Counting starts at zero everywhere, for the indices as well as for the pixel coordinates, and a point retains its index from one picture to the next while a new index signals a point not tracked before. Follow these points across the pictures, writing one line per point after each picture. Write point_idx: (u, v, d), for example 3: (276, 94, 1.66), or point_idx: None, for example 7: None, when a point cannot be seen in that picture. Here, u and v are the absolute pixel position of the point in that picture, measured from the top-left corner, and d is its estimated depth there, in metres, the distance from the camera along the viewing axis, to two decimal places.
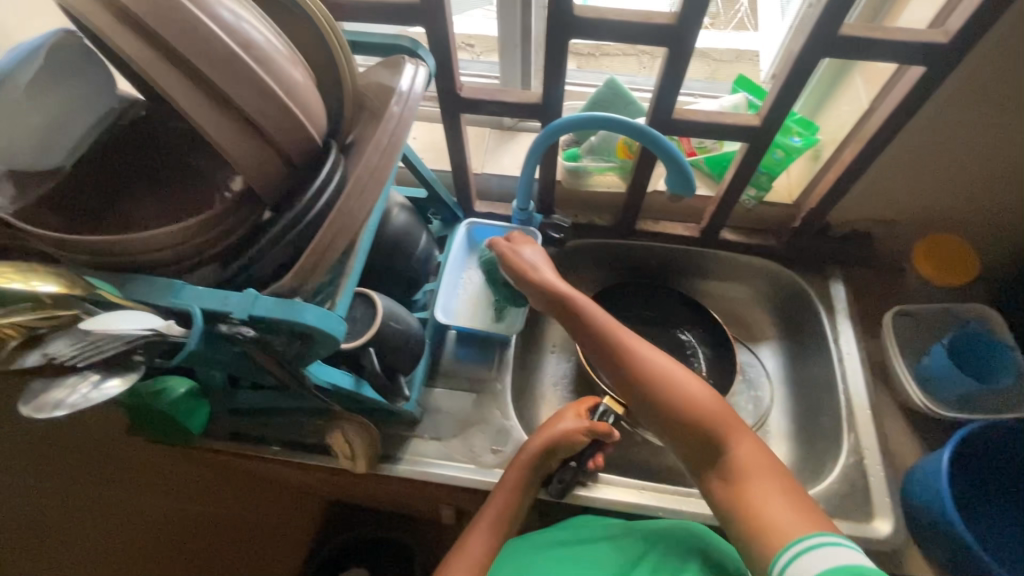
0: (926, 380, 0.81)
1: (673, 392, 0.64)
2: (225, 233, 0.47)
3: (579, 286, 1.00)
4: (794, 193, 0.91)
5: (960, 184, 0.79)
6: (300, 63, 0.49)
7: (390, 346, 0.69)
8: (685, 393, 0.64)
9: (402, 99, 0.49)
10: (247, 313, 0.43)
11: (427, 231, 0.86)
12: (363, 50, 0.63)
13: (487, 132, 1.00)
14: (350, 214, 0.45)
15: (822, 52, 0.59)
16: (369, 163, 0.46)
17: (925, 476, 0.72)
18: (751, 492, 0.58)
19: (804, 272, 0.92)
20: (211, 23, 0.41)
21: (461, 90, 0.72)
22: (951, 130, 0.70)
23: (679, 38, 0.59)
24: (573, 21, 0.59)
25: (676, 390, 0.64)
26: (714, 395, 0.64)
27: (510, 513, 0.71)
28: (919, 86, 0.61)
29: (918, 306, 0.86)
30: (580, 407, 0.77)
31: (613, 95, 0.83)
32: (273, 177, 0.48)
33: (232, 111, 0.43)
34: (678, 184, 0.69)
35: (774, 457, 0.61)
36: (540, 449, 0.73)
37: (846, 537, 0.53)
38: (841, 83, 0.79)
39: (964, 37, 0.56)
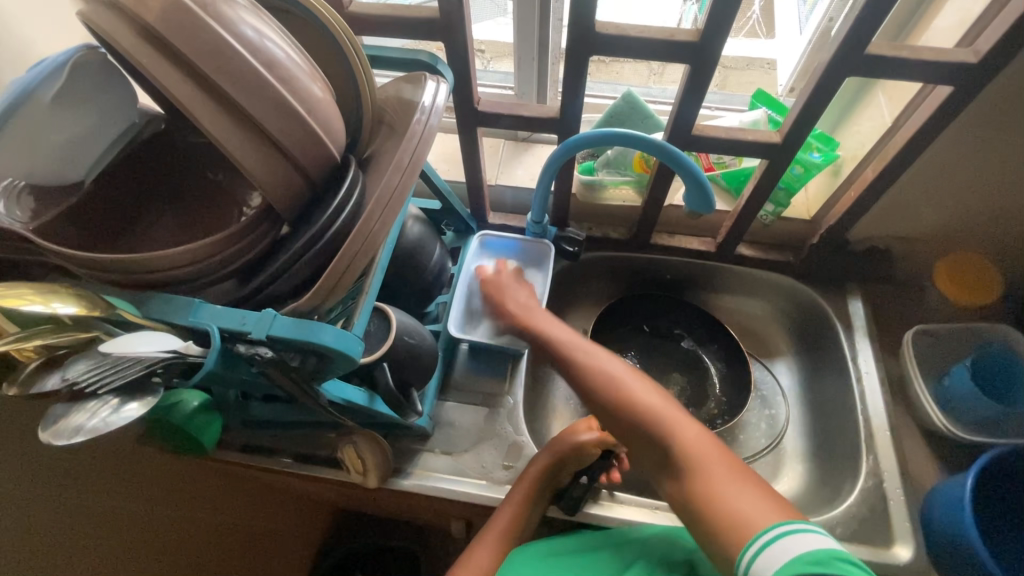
0: (948, 402, 0.79)
1: (622, 402, 0.59)
2: (244, 251, 0.47)
3: (592, 299, 0.99)
4: (813, 209, 0.89)
5: (985, 203, 0.77)
6: (321, 80, 0.49)
7: (403, 361, 0.68)
8: (644, 402, 0.59)
9: (425, 114, 0.47)
10: (265, 333, 0.42)
11: (441, 243, 0.86)
12: (382, 65, 0.63)
13: (501, 143, 0.99)
14: (370, 235, 0.45)
15: (847, 70, 0.58)
16: (390, 183, 0.45)
17: (947, 501, 0.70)
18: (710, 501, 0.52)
19: (822, 289, 0.90)
20: (235, 42, 0.41)
21: (477, 104, 0.72)
22: (977, 149, 0.69)
23: (702, 56, 0.59)
24: (593, 37, 0.59)
25: (630, 399, 0.59)
26: (667, 399, 0.59)
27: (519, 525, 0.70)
28: (946, 105, 0.60)
29: (939, 326, 0.84)
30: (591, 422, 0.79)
31: (630, 109, 0.82)
32: (293, 195, 0.48)
33: (254, 130, 0.43)
34: (698, 202, 0.68)
35: (736, 458, 0.55)
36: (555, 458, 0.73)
37: (812, 522, 0.48)
38: (863, 98, 0.78)
39: (995, 57, 0.55)
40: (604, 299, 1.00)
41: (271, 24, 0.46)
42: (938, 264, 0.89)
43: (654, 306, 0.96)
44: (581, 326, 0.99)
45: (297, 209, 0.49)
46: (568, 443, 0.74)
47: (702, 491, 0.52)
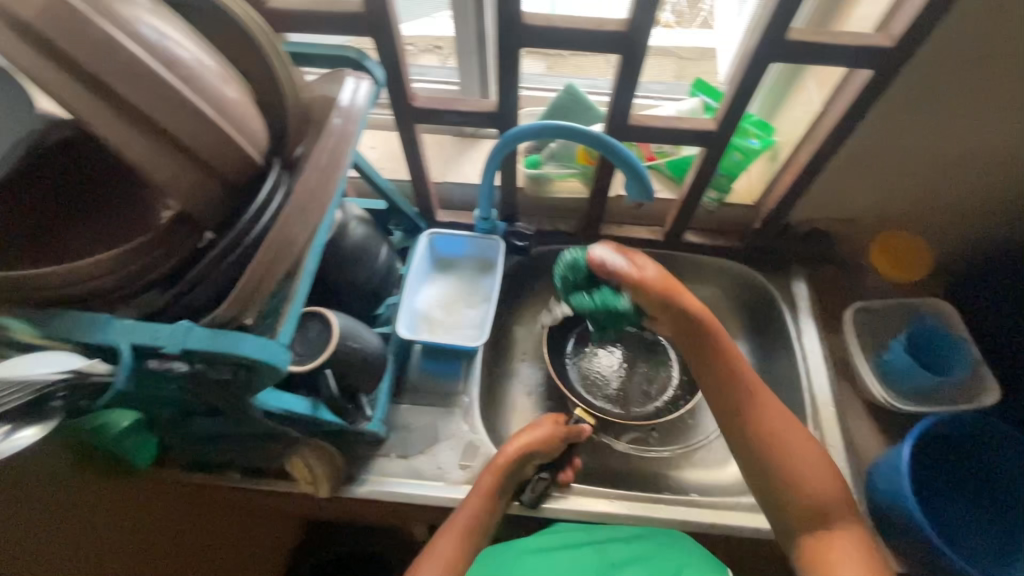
0: (887, 375, 0.82)
1: (789, 467, 0.64)
2: (159, 262, 0.45)
3: (546, 293, 0.99)
4: (755, 194, 0.91)
5: (913, 182, 0.80)
6: (235, 80, 0.47)
7: (348, 366, 0.67)
8: (802, 473, 0.64)
9: (343, 111, 0.48)
10: (180, 346, 0.41)
11: (387, 243, 0.84)
12: (307, 62, 0.61)
13: (448, 139, 0.98)
14: (289, 237, 0.43)
15: (772, 57, 0.59)
16: (307, 184, 0.44)
17: (887, 470, 0.73)
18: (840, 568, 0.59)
19: (767, 272, 0.92)
20: (129, 41, 0.39)
21: (414, 100, 0.71)
22: (901, 131, 0.72)
23: (631, 44, 0.59)
24: (522, 28, 0.58)
25: (795, 469, 0.64)
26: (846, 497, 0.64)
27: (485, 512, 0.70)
28: (867, 88, 0.62)
29: (877, 302, 0.87)
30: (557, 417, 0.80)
31: (572, 101, 0.82)
32: (209, 200, 0.46)
33: (159, 134, 0.41)
34: (637, 191, 0.69)
35: (854, 528, 0.63)
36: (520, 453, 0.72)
37: None
38: (794, 85, 0.80)
39: (908, 40, 0.56)
40: (559, 292, 1.00)
41: (177, 24, 0.44)
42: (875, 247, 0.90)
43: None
44: (537, 320, 0.99)
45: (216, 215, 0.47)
46: (539, 435, 0.75)
47: (837, 547, 0.61)
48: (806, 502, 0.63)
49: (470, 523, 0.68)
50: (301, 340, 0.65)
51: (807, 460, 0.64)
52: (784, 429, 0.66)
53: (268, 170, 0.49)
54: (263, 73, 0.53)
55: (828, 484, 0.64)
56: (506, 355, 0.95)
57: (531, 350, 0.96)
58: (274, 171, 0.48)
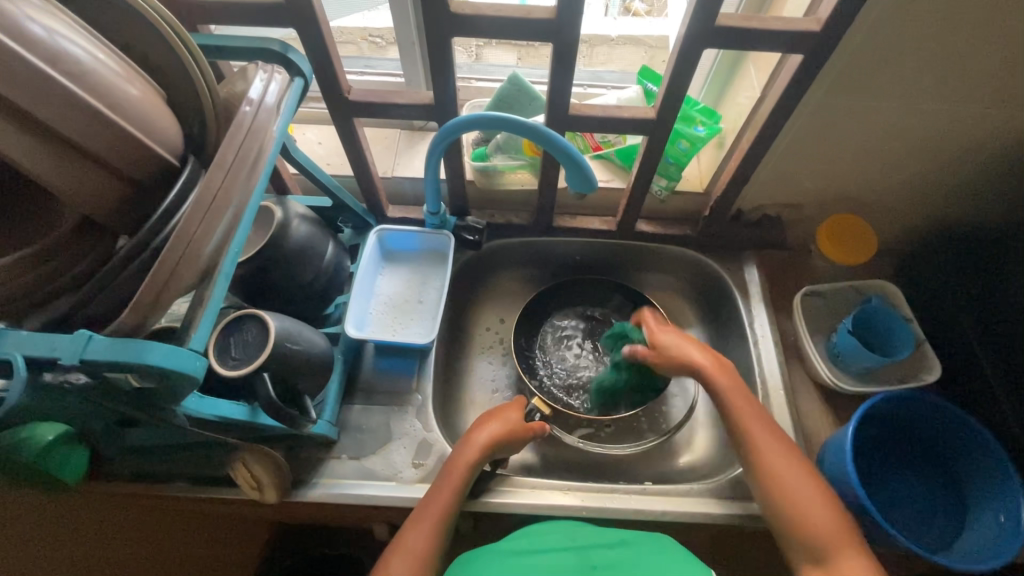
0: (835, 356, 0.83)
1: (775, 473, 0.64)
2: (62, 269, 0.43)
3: (503, 286, 0.99)
4: (705, 181, 0.91)
5: (856, 166, 0.81)
6: (137, 76, 0.45)
7: (289, 368, 0.65)
8: (791, 487, 0.63)
9: (254, 105, 0.47)
10: (78, 357, 0.39)
11: (335, 241, 0.82)
12: (228, 55, 0.58)
13: (396, 133, 0.96)
14: (197, 239, 0.42)
15: (704, 42, 0.59)
16: (213, 181, 0.42)
17: (834, 451, 0.74)
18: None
19: (719, 259, 0.93)
20: (4, 34, 0.36)
21: (348, 94, 0.69)
22: (838, 115, 0.72)
23: (563, 32, 0.58)
24: (449, 17, 0.57)
25: (784, 484, 0.63)
26: (824, 495, 0.62)
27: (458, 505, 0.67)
28: (800, 73, 0.62)
29: (826, 286, 0.88)
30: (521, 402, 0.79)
31: (516, 91, 0.80)
32: (115, 201, 0.44)
33: (46, 134, 0.38)
34: (580, 183, 0.69)
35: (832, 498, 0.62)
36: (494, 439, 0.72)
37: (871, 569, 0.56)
38: (737, 71, 0.80)
39: (835, 25, 0.57)
40: (516, 285, 1.00)
41: (66, 18, 0.42)
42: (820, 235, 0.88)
43: (561, 297, 0.96)
44: (494, 314, 0.98)
45: (125, 218, 0.45)
46: (512, 427, 0.74)
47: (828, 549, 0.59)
48: (791, 515, 0.62)
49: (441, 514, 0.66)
50: (238, 344, 0.63)
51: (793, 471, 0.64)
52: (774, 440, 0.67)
53: (181, 170, 0.47)
54: (173, 67, 0.50)
55: (812, 497, 0.62)
56: (463, 351, 0.94)
57: (488, 345, 0.96)
58: (186, 168, 0.46)
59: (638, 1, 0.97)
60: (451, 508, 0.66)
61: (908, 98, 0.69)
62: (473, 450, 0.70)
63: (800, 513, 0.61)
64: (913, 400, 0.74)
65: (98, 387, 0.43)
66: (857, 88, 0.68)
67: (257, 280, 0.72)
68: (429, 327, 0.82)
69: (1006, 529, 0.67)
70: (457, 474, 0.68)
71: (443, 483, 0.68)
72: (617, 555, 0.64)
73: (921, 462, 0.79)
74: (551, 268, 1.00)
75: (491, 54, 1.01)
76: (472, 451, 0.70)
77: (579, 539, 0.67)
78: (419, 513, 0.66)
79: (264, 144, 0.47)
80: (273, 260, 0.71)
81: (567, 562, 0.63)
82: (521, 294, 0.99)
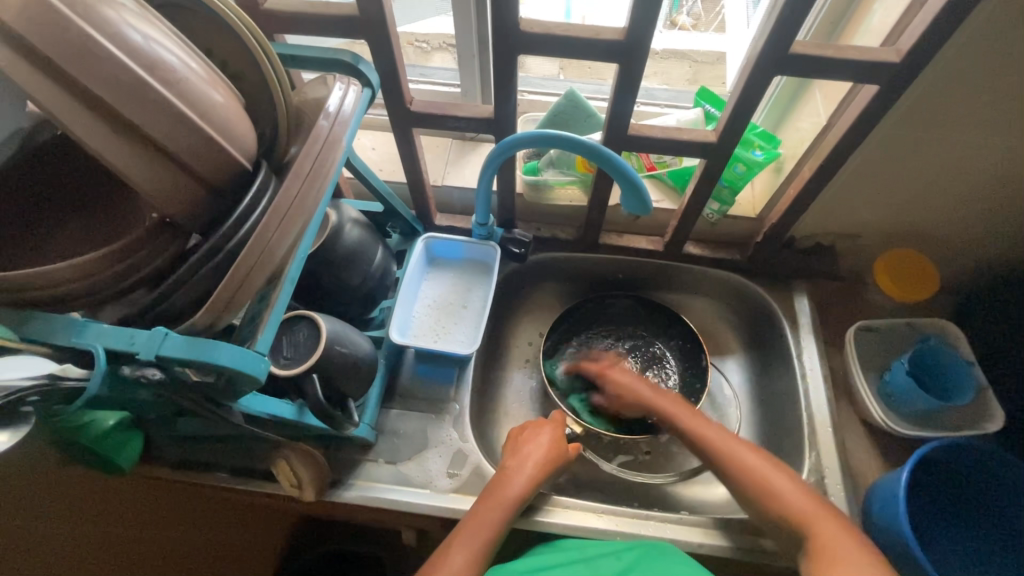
0: (888, 396, 0.80)
1: (761, 483, 0.65)
2: (142, 265, 0.44)
3: (544, 299, 0.99)
4: (758, 206, 0.89)
5: (922, 200, 0.78)
6: (222, 84, 0.47)
7: (337, 371, 0.67)
8: (779, 495, 0.63)
9: (330, 116, 0.48)
10: (154, 353, 0.40)
11: (384, 246, 0.84)
12: (302, 64, 0.60)
13: (448, 143, 0.97)
14: (269, 246, 0.43)
15: (774, 69, 0.58)
16: (290, 191, 0.44)
17: (884, 497, 0.71)
18: (828, 574, 0.56)
19: (769, 286, 0.91)
20: (111, 43, 0.38)
21: (410, 104, 0.70)
22: (909, 147, 0.70)
23: (631, 53, 0.57)
24: (518, 34, 0.57)
25: (772, 494, 0.64)
26: (813, 499, 0.62)
27: (505, 530, 0.67)
28: (874, 104, 0.60)
29: (881, 321, 0.85)
30: (557, 424, 0.79)
31: (572, 108, 0.80)
32: (192, 203, 0.45)
33: (139, 139, 0.40)
34: (635, 204, 0.69)
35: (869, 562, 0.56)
36: (538, 470, 0.72)
37: None
38: (800, 97, 0.78)
39: (915, 58, 0.55)
40: (556, 299, 0.99)
41: (162, 26, 0.43)
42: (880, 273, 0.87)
43: (592, 313, 0.95)
44: (533, 327, 0.98)
45: (200, 219, 0.47)
46: (553, 450, 0.75)
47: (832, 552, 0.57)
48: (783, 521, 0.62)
49: (486, 532, 0.65)
50: (290, 344, 0.65)
51: (777, 477, 0.65)
52: (738, 444, 0.69)
53: (255, 175, 0.49)
54: (253, 75, 0.52)
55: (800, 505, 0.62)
56: (501, 362, 0.94)
57: (526, 357, 0.96)
58: (261, 174, 0.47)
59: (685, 15, 0.99)
60: (500, 528, 0.66)
61: (985, 134, 0.66)
62: (523, 477, 0.70)
63: (801, 521, 0.61)
64: (973, 450, 0.70)
65: (166, 382, 0.45)
66: (932, 120, 0.65)
67: (310, 281, 0.73)
68: (471, 338, 0.82)
69: None
70: (506, 498, 0.68)
71: (487, 506, 0.68)
72: (624, 564, 0.65)
73: (975, 517, 0.74)
74: (591, 285, 0.99)
75: (535, 64, 1.02)
76: (521, 477, 0.71)
77: (585, 550, 0.69)
78: (462, 530, 0.65)
79: (336, 155, 0.48)
80: (327, 261, 0.73)
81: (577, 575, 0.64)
82: (561, 308, 0.99)
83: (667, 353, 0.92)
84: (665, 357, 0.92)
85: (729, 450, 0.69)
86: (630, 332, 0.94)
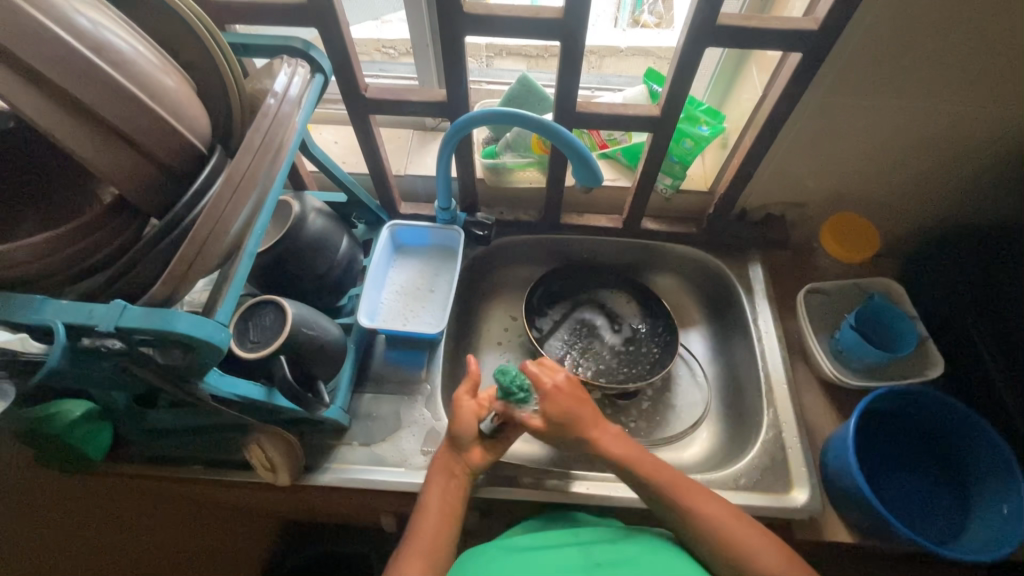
0: (839, 352, 0.85)
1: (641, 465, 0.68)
2: (98, 247, 0.45)
3: (512, 282, 1.01)
4: (709, 180, 0.93)
5: (857, 164, 0.83)
6: (173, 71, 0.48)
7: (305, 353, 0.68)
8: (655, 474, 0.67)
9: (278, 97, 0.50)
10: (114, 325, 0.42)
11: (349, 235, 0.85)
12: (254, 53, 0.62)
13: (410, 134, 0.99)
14: (224, 219, 0.44)
15: (705, 42, 0.62)
16: (242, 164, 0.45)
17: (837, 446, 0.75)
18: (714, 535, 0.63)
19: (724, 256, 0.95)
20: (58, 26, 0.39)
21: (364, 91, 0.72)
22: (841, 114, 0.74)
23: (571, 32, 0.61)
24: (464, 17, 0.60)
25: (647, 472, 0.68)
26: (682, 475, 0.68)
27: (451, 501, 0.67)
28: (800, 71, 0.64)
29: (829, 284, 0.90)
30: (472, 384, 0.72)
31: (525, 92, 0.83)
32: (148, 184, 0.47)
33: (92, 119, 0.42)
34: (586, 177, 0.71)
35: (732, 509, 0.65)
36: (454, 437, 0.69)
37: None
38: (740, 73, 0.83)
39: (833, 25, 0.59)
40: (525, 281, 1.02)
41: (111, 13, 0.45)
42: (830, 226, 0.90)
43: (566, 291, 0.97)
44: (504, 311, 1.00)
45: (157, 201, 0.48)
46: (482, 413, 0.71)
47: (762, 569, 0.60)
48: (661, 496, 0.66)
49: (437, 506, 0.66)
50: (256, 328, 0.66)
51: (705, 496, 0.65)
52: (678, 479, 0.67)
53: (210, 157, 0.50)
54: (204, 60, 0.53)
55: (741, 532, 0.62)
56: (472, 344, 0.96)
57: (498, 339, 0.97)
58: (215, 155, 0.49)
59: (648, 15, 1.01)
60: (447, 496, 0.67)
61: (907, 96, 0.71)
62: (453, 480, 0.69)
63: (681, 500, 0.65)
64: (916, 394, 0.75)
65: (127, 356, 0.46)
66: (857, 87, 0.70)
67: (275, 270, 0.74)
68: (439, 319, 0.84)
69: (1010, 521, 0.67)
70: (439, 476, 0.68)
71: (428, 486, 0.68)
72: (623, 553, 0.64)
73: (925, 463, 0.79)
74: (560, 263, 1.01)
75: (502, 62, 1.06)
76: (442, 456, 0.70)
77: (581, 535, 0.69)
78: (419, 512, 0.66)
79: (286, 132, 0.51)
80: (291, 250, 0.74)
81: (569, 558, 0.64)
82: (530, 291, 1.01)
83: (639, 326, 0.94)
84: (637, 329, 0.94)
85: (659, 477, 0.67)
86: (606, 301, 0.97)
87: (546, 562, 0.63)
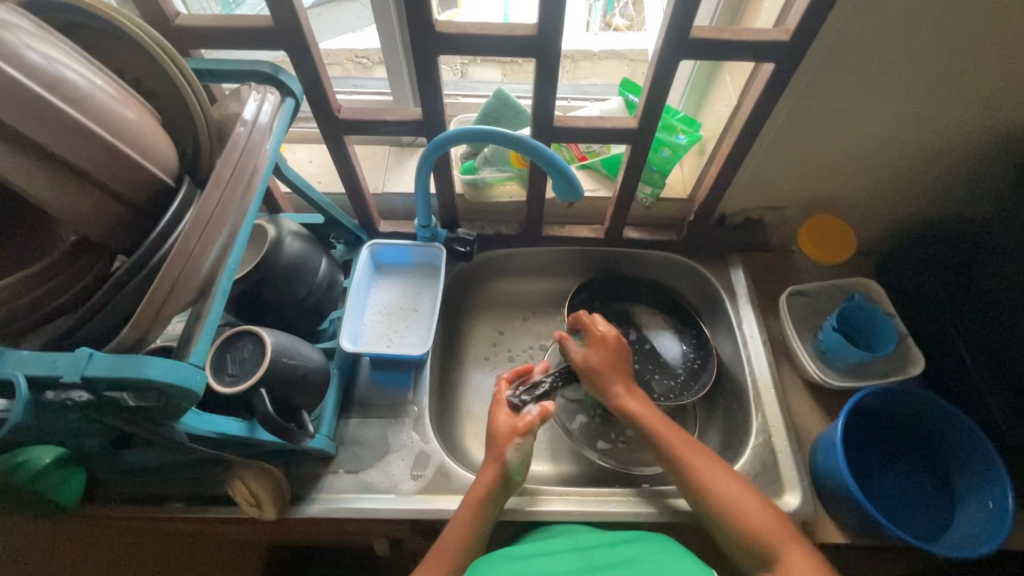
0: (822, 353, 0.86)
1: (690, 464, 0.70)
2: (61, 290, 0.43)
3: (496, 295, 1.00)
4: (688, 187, 0.94)
5: (832, 167, 0.84)
6: (135, 102, 0.46)
7: (287, 383, 0.66)
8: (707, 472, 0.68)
9: (247, 125, 0.49)
10: (79, 374, 0.40)
11: (328, 257, 0.84)
12: (222, 78, 0.60)
13: (387, 151, 0.98)
14: (195, 257, 0.43)
15: (679, 55, 0.62)
16: (211, 199, 0.44)
17: (825, 447, 0.76)
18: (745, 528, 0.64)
19: (706, 262, 0.96)
20: (9, 64, 0.37)
21: (338, 112, 0.70)
22: (814, 119, 0.75)
23: (545, 48, 0.60)
24: (436, 36, 0.59)
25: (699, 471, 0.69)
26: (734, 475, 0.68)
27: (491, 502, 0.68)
28: (773, 80, 0.65)
29: (810, 285, 0.91)
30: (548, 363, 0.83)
31: (502, 106, 0.83)
32: (110, 222, 0.45)
33: (47, 159, 0.40)
34: (566, 192, 0.71)
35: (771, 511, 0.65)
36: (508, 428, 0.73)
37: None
38: (714, 81, 0.84)
39: (803, 35, 0.60)
40: (510, 295, 1.01)
41: (65, 45, 0.43)
42: (805, 228, 0.91)
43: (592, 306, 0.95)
44: (491, 326, 0.99)
45: (123, 237, 0.47)
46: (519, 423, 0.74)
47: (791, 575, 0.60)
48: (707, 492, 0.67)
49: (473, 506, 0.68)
50: (234, 361, 0.64)
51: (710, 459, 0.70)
52: (693, 444, 0.72)
53: (178, 190, 0.49)
54: (167, 88, 0.51)
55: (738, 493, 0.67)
56: (459, 361, 0.95)
57: (485, 354, 0.96)
58: (184, 188, 0.47)
59: (618, 16, 1.01)
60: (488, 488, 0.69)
61: (877, 101, 0.72)
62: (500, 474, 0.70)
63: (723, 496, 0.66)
64: (899, 392, 0.76)
65: (96, 404, 0.44)
66: (829, 93, 0.71)
67: (252, 297, 0.72)
68: (423, 340, 0.83)
69: (994, 516, 0.69)
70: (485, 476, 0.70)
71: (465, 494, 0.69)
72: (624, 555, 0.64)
73: (910, 459, 0.80)
74: (544, 274, 1.01)
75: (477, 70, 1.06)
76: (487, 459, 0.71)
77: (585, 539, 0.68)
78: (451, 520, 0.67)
79: (258, 161, 0.49)
80: (269, 277, 0.72)
81: (570, 563, 0.63)
82: (515, 304, 1.00)
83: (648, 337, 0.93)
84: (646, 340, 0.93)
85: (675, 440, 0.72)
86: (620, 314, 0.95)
87: (547, 568, 0.63)
